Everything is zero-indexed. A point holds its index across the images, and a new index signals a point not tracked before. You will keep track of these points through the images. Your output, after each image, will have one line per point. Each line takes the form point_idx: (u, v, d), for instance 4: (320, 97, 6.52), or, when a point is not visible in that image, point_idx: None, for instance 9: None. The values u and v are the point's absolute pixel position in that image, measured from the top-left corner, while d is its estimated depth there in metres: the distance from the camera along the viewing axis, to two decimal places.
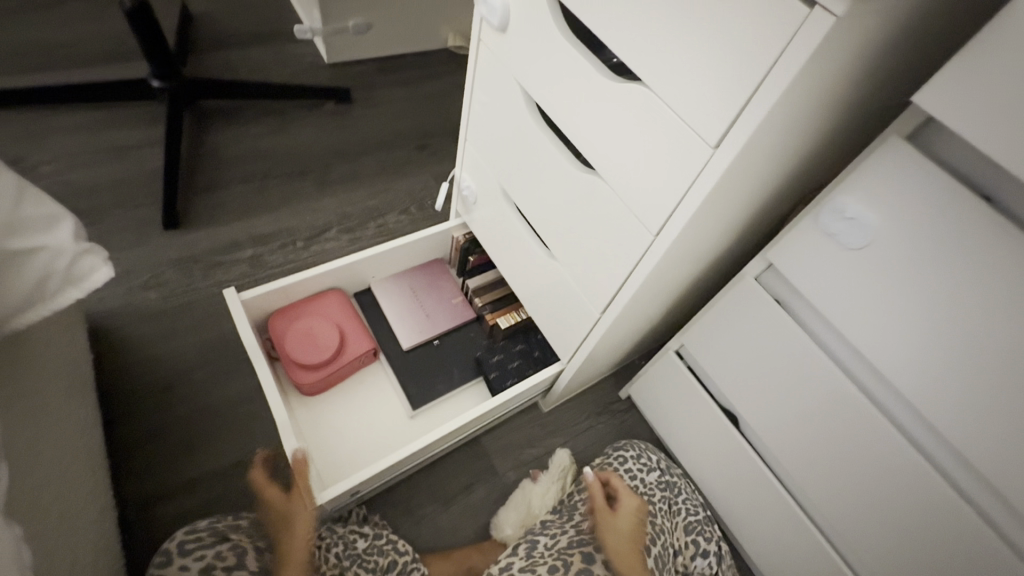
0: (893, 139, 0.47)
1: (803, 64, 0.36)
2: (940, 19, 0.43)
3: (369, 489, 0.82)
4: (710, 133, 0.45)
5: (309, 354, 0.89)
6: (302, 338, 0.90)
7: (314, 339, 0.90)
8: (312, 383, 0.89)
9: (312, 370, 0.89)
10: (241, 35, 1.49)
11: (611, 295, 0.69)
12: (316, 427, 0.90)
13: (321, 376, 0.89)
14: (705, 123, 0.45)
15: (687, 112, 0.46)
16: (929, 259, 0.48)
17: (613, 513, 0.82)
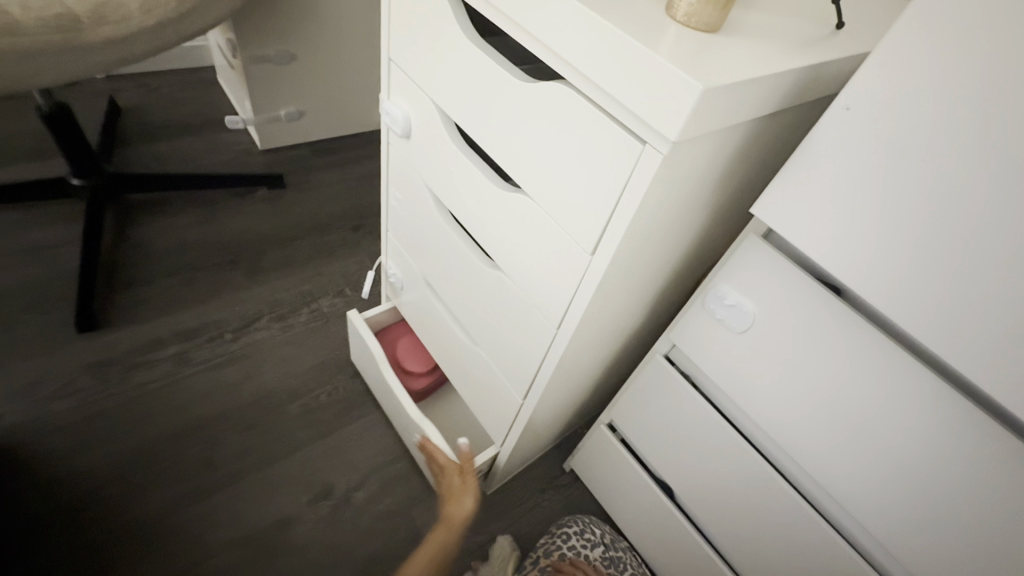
0: (752, 237, 0.52)
1: (645, 191, 0.40)
2: (770, 136, 0.49)
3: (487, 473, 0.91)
4: (586, 242, 0.48)
5: (415, 363, 0.99)
6: (409, 351, 1.00)
7: (418, 350, 1.01)
8: (423, 388, 0.98)
9: (420, 378, 0.99)
10: (172, 126, 1.50)
11: (529, 381, 0.69)
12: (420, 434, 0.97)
13: (427, 382, 0.98)
14: (580, 232, 0.48)
15: (565, 222, 0.49)
16: (801, 342, 0.52)
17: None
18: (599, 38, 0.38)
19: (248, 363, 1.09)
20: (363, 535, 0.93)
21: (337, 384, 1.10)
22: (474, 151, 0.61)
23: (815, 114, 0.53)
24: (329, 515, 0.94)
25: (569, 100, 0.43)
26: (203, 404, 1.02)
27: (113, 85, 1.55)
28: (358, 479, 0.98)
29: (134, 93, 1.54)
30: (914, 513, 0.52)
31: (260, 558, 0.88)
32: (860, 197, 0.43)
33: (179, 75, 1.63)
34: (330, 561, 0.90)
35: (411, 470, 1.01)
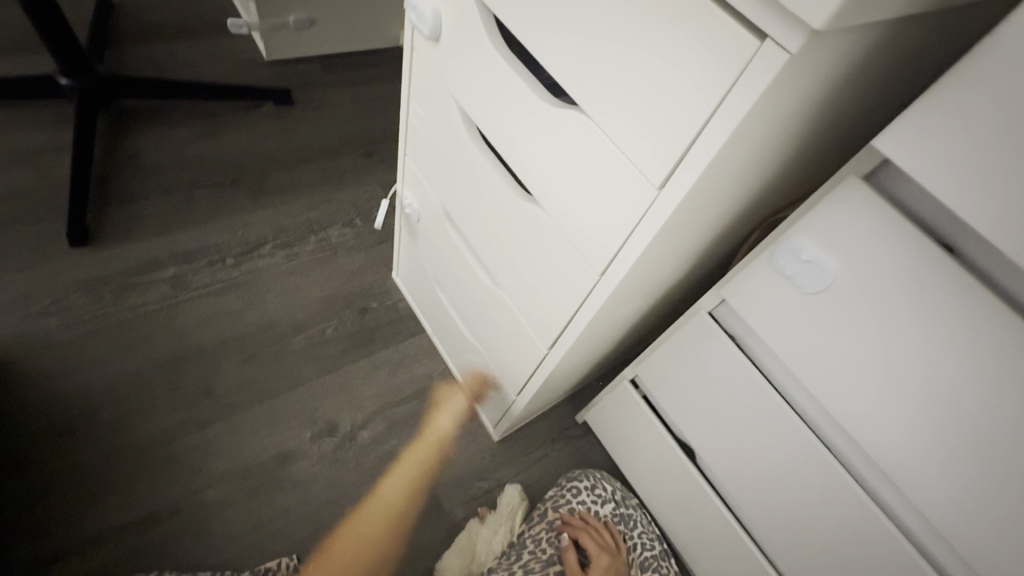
0: (850, 181, 0.43)
1: (752, 106, 0.31)
2: (897, 52, 0.39)
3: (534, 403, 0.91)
4: (655, 172, 0.40)
5: None
6: None
7: None
8: None
9: None
10: (169, 27, 1.36)
11: (558, 330, 0.63)
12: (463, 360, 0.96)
13: None
14: (647, 160, 0.40)
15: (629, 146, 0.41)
16: (889, 309, 0.45)
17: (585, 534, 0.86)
18: None
19: (251, 292, 1.03)
20: (366, 474, 0.90)
21: (344, 319, 1.04)
22: (518, 58, 0.51)
23: (951, 31, 0.42)
24: (333, 452, 0.91)
25: None
26: (204, 330, 0.97)
27: None
28: (363, 417, 0.95)
29: None
30: (992, 506, 0.46)
31: (262, 489, 0.87)
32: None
33: None
34: (332, 497, 0.88)
35: (420, 411, 0.98)
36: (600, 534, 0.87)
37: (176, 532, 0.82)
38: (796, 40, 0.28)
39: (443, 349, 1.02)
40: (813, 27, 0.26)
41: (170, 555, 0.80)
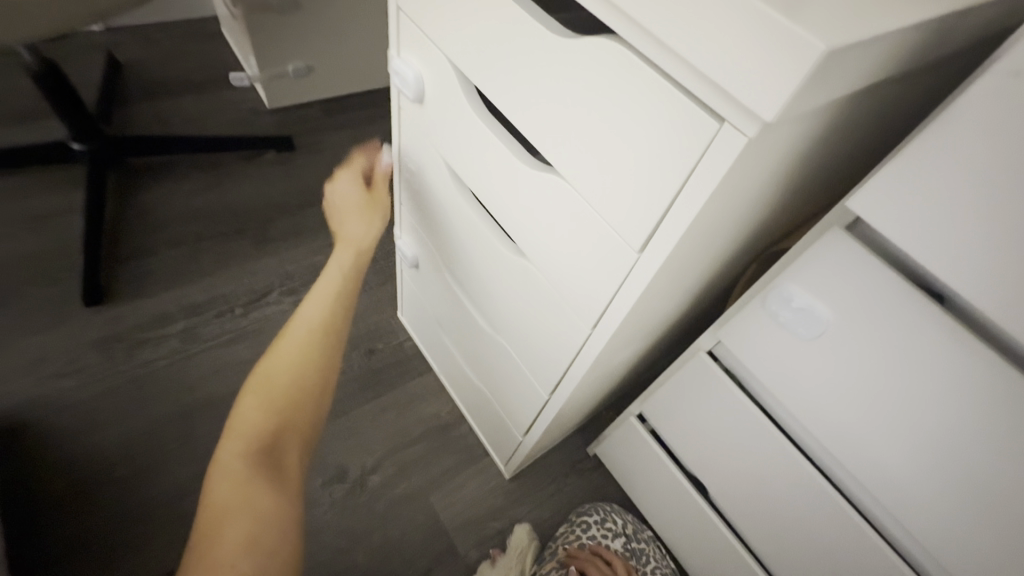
0: (834, 231, 0.43)
1: (718, 180, 0.32)
2: (869, 106, 0.39)
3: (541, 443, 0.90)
4: (634, 236, 0.40)
5: None
6: None
7: None
8: None
9: None
10: (175, 84, 1.41)
11: (557, 377, 0.63)
12: (470, 399, 0.96)
13: None
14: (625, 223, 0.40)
15: (607, 211, 0.41)
16: (882, 357, 0.44)
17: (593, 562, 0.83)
18: None
19: (260, 340, 1.05)
20: (378, 519, 0.90)
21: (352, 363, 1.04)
22: (499, 122, 0.52)
23: (923, 80, 0.42)
24: (345, 498, 0.91)
25: (624, 65, 0.34)
26: (214, 382, 0.99)
27: (113, 39, 1.46)
28: (373, 461, 0.95)
29: (135, 47, 1.45)
30: (1008, 554, 0.44)
31: None
32: (993, 191, 0.32)
33: (181, 26, 1.54)
34: (343, 545, 0.87)
35: (429, 452, 0.98)
36: (609, 566, 0.83)
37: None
38: (753, 125, 0.28)
39: (449, 388, 1.03)
40: (765, 118, 0.26)
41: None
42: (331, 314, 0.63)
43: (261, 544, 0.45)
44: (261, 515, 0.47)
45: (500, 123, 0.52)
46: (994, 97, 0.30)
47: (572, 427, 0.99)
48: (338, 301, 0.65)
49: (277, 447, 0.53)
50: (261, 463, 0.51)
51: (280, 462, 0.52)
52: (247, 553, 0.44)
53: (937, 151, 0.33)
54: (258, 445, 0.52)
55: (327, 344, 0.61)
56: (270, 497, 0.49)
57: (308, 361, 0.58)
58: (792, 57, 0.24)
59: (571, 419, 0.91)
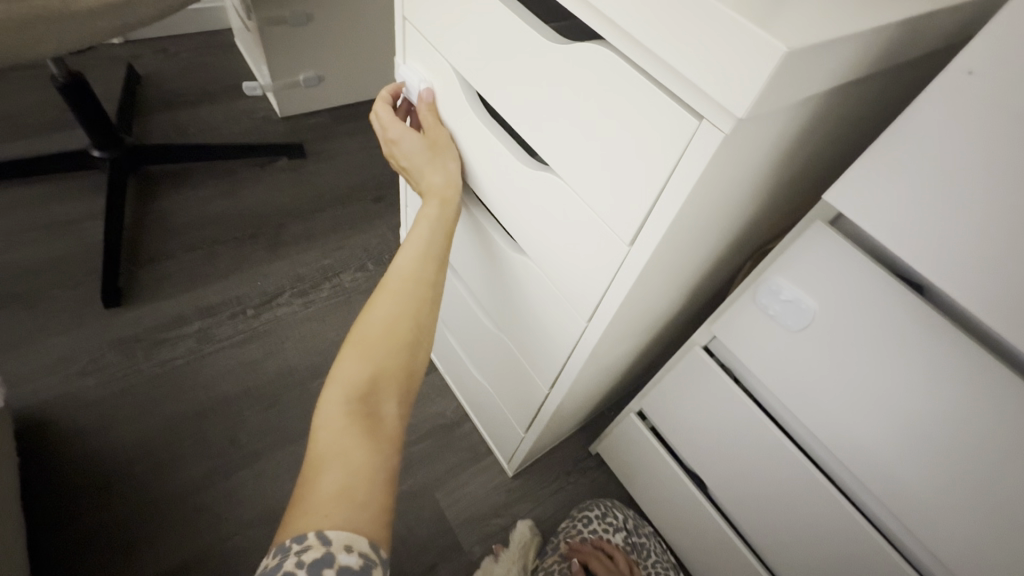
0: (817, 226, 0.45)
1: (699, 175, 0.34)
2: (846, 105, 0.41)
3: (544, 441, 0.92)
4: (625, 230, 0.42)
5: None
6: None
7: None
8: None
9: None
10: (191, 94, 1.46)
11: (557, 371, 0.65)
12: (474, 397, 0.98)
13: None
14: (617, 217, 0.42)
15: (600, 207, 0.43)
16: (866, 347, 0.45)
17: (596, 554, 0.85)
18: None
19: (271, 340, 1.08)
20: None
21: None
22: (499, 125, 0.54)
23: (900, 80, 0.44)
24: None
25: (611, 68, 0.36)
26: (227, 381, 1.02)
27: (132, 52, 1.51)
28: None
29: (153, 60, 1.51)
30: (991, 541, 0.45)
31: None
32: (960, 184, 0.34)
33: (198, 39, 1.59)
34: None
35: (435, 450, 1.00)
36: (611, 559, 0.85)
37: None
38: (728, 122, 0.30)
39: (455, 388, 1.05)
40: (737, 114, 0.28)
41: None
42: (428, 251, 0.57)
43: (357, 499, 0.41)
44: (362, 469, 0.43)
45: (500, 125, 0.55)
46: (957, 95, 0.32)
47: (575, 426, 1.00)
48: (437, 239, 0.58)
49: (375, 395, 0.49)
50: (359, 413, 0.47)
51: (378, 415, 0.47)
52: (339, 508, 0.40)
53: (907, 147, 0.35)
54: (357, 392, 0.48)
55: (427, 288, 0.55)
56: (370, 447, 0.44)
57: (405, 307, 0.53)
58: (759, 58, 0.26)
59: (573, 416, 0.93)
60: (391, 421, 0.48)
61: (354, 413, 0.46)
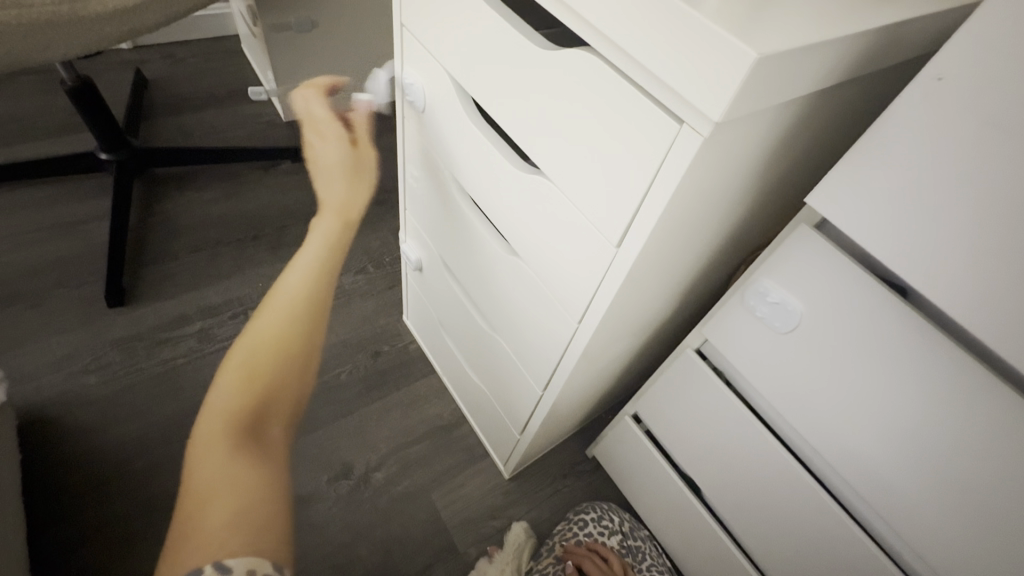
0: (803, 228, 0.45)
1: (681, 176, 0.34)
2: (829, 110, 0.42)
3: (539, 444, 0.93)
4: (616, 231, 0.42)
5: None
6: None
7: None
8: None
9: None
10: (197, 98, 1.48)
11: (550, 372, 0.66)
12: (471, 399, 0.99)
13: None
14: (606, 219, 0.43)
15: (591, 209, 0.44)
16: (849, 346, 0.46)
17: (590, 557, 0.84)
18: None
19: None
20: (381, 515, 0.93)
21: (358, 364, 1.08)
22: (492, 128, 0.55)
23: (884, 85, 0.45)
24: (349, 494, 0.94)
25: (597, 73, 0.37)
26: None
27: (140, 57, 1.54)
28: (377, 458, 0.98)
29: (161, 65, 1.54)
30: (978, 542, 0.45)
31: None
32: (936, 186, 0.35)
33: (204, 44, 1.62)
34: (347, 540, 0.90)
35: (432, 451, 1.00)
36: (606, 562, 0.85)
37: None
38: (706, 126, 0.31)
39: (453, 390, 1.05)
40: (713, 118, 0.29)
41: None
42: (317, 287, 0.62)
43: (239, 526, 0.44)
44: (238, 493, 0.46)
45: (494, 129, 0.55)
46: (932, 99, 0.33)
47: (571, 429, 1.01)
48: (314, 275, 0.63)
49: (259, 425, 0.52)
50: (243, 446, 0.50)
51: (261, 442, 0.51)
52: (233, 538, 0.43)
53: (885, 150, 0.36)
54: (238, 424, 0.51)
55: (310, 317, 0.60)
56: (251, 473, 0.48)
57: (290, 337, 0.57)
58: (732, 64, 0.27)
59: (568, 419, 0.93)
60: (276, 445, 0.52)
61: (234, 446, 0.50)
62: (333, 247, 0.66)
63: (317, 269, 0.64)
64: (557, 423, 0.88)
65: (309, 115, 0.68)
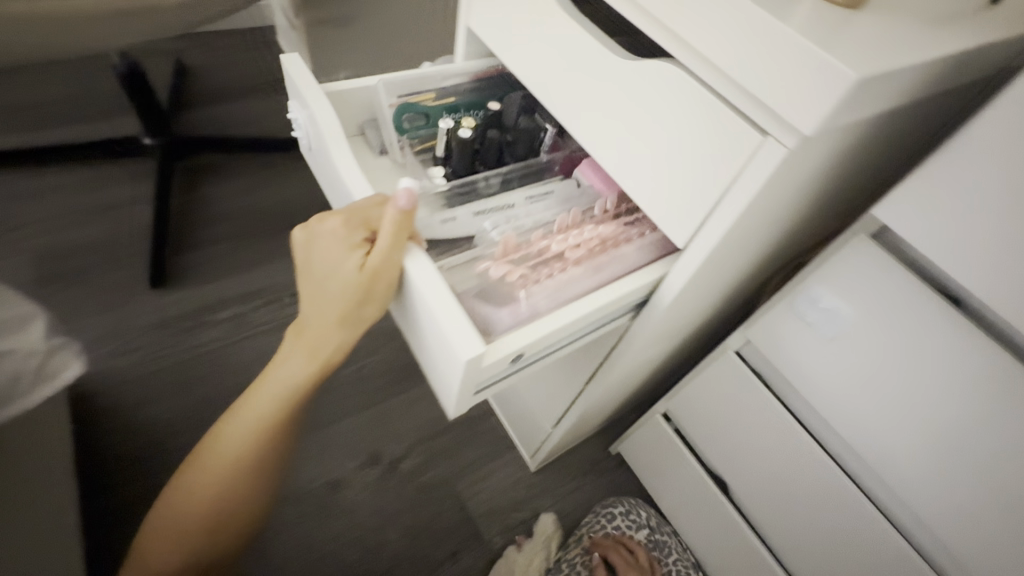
0: (860, 238, 0.47)
1: (760, 187, 0.37)
2: (894, 125, 0.44)
3: (567, 440, 0.95)
4: (472, 344, 0.41)
5: None
6: None
7: None
8: None
9: None
10: (234, 88, 1.51)
11: (595, 367, 0.68)
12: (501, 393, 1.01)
13: None
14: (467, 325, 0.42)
15: (452, 312, 0.42)
16: (902, 353, 0.47)
17: (619, 551, 0.88)
18: (721, 15, 0.33)
19: None
20: (410, 502, 0.95)
21: (389, 354, 1.10)
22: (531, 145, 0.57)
23: (945, 103, 0.47)
24: (380, 480, 0.96)
25: (680, 84, 0.39)
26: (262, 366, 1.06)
27: (179, 46, 1.57)
28: (406, 447, 1.00)
29: (199, 54, 1.57)
30: (1014, 545, 0.47)
31: (314, 515, 0.92)
32: (1005, 203, 0.36)
33: (241, 36, 1.65)
34: (377, 524, 0.93)
35: (459, 442, 1.03)
36: (633, 555, 0.89)
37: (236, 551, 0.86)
38: (793, 139, 0.33)
39: None
40: (805, 132, 0.31)
41: None
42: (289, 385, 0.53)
43: None
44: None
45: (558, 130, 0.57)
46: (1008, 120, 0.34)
47: (597, 426, 1.03)
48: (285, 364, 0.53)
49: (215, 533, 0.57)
50: (196, 551, 0.56)
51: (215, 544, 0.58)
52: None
53: (956, 166, 0.38)
54: (182, 541, 0.55)
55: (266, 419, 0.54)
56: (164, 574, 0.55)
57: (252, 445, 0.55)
58: (830, 83, 0.29)
59: (597, 416, 0.95)
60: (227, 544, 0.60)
61: (178, 553, 0.55)
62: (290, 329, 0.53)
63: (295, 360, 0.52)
64: (588, 419, 0.90)
65: (321, 229, 0.45)
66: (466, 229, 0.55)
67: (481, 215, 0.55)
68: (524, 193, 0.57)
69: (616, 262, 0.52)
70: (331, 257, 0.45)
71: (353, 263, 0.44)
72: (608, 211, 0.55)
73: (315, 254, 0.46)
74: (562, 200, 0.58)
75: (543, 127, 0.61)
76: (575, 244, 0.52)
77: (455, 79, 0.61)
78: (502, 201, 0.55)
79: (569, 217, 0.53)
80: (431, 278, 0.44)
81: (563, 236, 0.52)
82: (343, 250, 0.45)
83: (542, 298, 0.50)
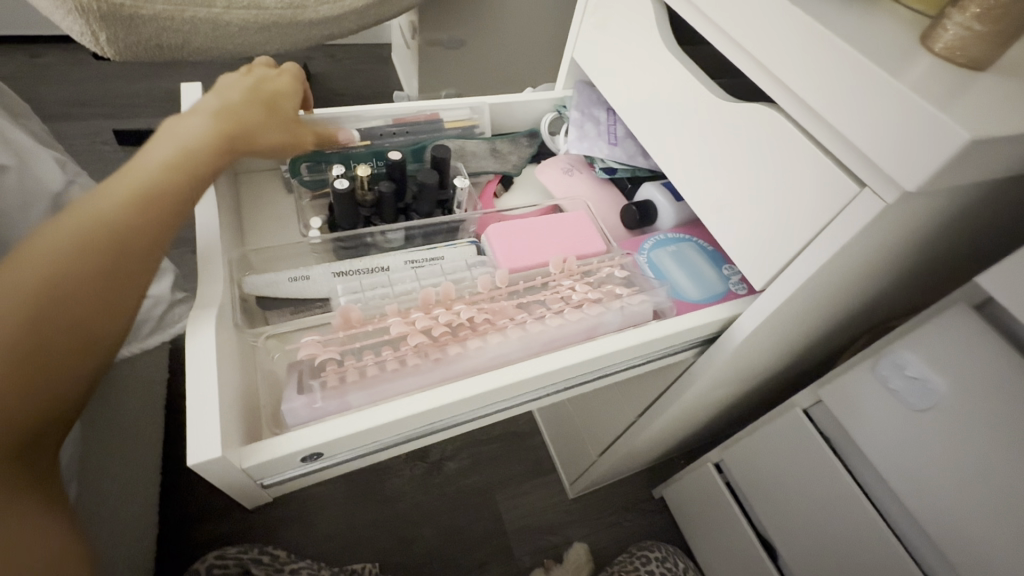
0: (961, 307, 0.45)
1: (850, 238, 0.36)
2: (1006, 197, 0.42)
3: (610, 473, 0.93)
4: (208, 442, 0.30)
5: None
6: None
7: None
8: None
9: None
10: (348, 95, 1.66)
11: (651, 401, 0.68)
12: (549, 413, 1.01)
13: None
14: (224, 420, 0.32)
15: (212, 398, 0.32)
16: (1002, 443, 0.43)
17: None
18: (831, 64, 0.34)
19: None
20: (449, 503, 0.97)
21: None
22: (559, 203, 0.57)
23: None
24: (422, 477, 0.99)
25: (779, 126, 0.39)
26: None
27: (308, 55, 1.75)
28: (451, 449, 1.03)
29: (324, 62, 1.74)
30: None
31: (358, 497, 0.95)
32: None
33: (362, 49, 1.82)
34: (414, 519, 0.95)
35: (504, 455, 1.04)
36: None
37: (284, 518, 0.91)
38: (893, 193, 0.33)
39: None
40: (906, 186, 0.31)
41: (277, 536, 0.90)
42: (74, 350, 0.32)
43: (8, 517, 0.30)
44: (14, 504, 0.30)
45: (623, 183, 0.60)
46: None
47: (644, 465, 1.00)
48: (58, 328, 0.31)
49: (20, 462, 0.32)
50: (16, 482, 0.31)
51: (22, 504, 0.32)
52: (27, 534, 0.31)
53: None
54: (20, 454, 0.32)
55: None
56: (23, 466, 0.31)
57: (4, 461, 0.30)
58: (938, 140, 0.29)
59: (646, 455, 0.93)
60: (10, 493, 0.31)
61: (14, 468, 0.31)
62: (87, 249, 0.32)
63: (63, 321, 0.31)
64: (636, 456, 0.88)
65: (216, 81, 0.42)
66: (320, 290, 0.45)
67: (342, 277, 0.46)
68: (404, 256, 0.48)
69: (467, 356, 0.41)
70: (175, 124, 0.38)
71: (208, 114, 0.39)
72: (497, 288, 0.46)
73: (149, 138, 0.37)
74: (444, 270, 0.48)
75: (454, 184, 0.55)
76: (440, 324, 0.42)
77: (375, 121, 0.55)
78: (373, 263, 0.47)
79: (441, 291, 0.43)
80: (206, 347, 0.34)
81: (420, 315, 0.42)
82: (196, 114, 0.39)
83: (360, 391, 0.38)
